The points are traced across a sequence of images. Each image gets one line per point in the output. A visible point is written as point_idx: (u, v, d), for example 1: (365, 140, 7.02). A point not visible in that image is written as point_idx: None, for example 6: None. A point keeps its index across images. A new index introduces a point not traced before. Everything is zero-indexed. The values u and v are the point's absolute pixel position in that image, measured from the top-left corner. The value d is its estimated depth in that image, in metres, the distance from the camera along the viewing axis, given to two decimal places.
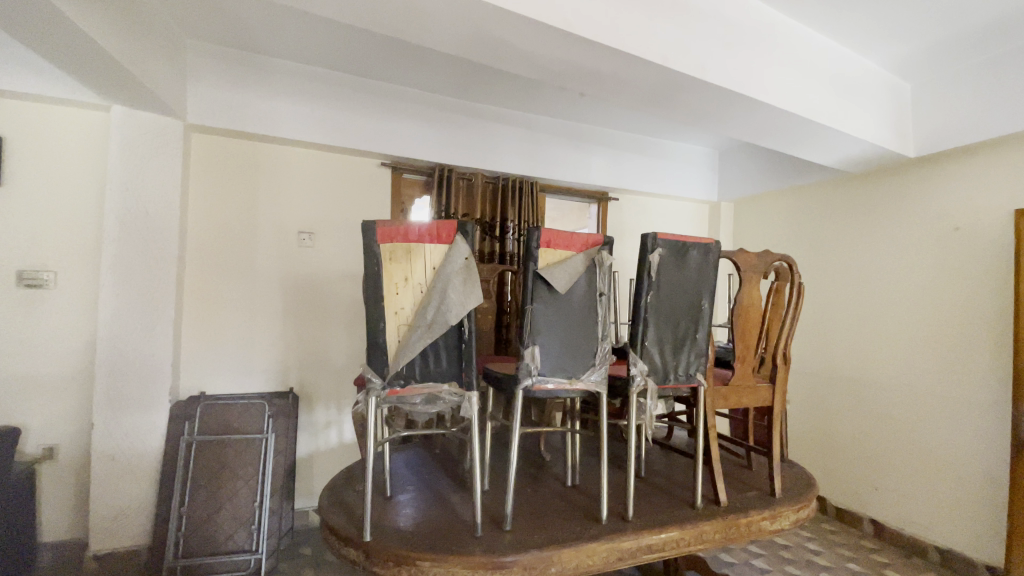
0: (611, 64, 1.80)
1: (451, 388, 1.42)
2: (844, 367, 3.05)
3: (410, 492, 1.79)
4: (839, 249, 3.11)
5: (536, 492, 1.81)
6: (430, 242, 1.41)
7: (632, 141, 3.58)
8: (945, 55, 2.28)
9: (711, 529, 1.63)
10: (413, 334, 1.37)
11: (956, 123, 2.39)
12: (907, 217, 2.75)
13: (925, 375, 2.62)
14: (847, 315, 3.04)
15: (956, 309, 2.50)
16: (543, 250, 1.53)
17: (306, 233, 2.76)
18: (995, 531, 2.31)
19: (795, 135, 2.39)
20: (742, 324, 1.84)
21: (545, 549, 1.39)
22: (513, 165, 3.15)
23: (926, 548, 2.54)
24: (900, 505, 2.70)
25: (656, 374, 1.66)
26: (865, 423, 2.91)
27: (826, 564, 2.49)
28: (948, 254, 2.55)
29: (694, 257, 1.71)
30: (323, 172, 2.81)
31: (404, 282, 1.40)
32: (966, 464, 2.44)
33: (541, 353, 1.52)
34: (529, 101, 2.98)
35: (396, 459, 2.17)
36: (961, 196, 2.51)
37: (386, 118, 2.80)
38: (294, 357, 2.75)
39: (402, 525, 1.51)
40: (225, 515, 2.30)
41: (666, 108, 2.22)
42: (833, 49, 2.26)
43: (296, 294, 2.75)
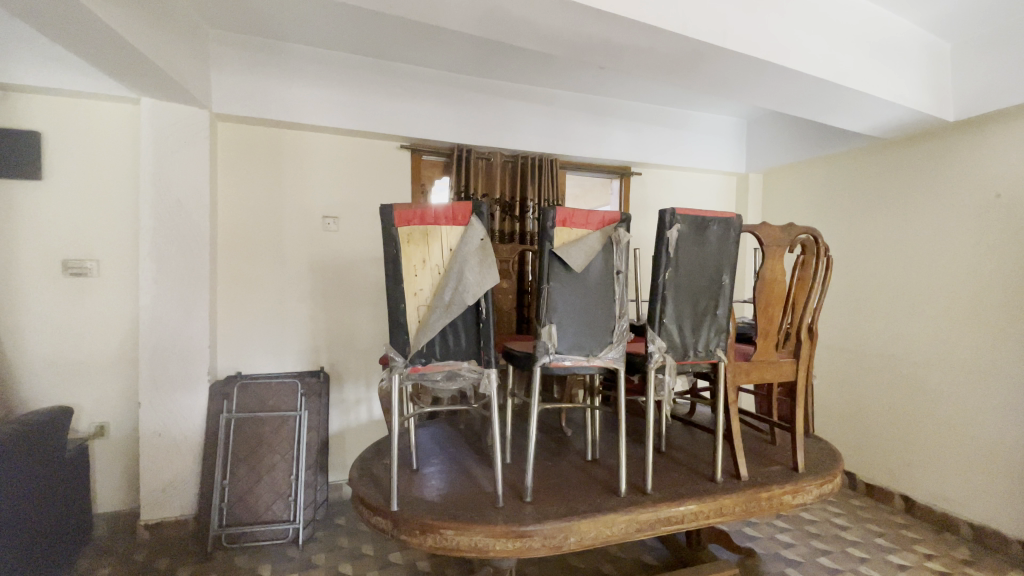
0: (629, 36, 1.75)
1: (471, 364, 1.45)
2: (877, 342, 2.97)
3: (436, 465, 1.86)
4: (873, 220, 3.00)
5: (557, 466, 1.85)
6: (447, 224, 1.44)
7: (656, 113, 3.49)
8: (992, 9, 2.13)
9: (732, 502, 1.64)
10: (432, 315, 1.40)
11: (1001, 83, 2.24)
12: (947, 185, 2.62)
13: (962, 351, 2.54)
14: (881, 289, 2.95)
15: (997, 281, 2.40)
16: (559, 229, 1.54)
17: (330, 217, 2.82)
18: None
19: (824, 102, 2.30)
20: (764, 298, 1.80)
21: (565, 520, 1.43)
22: (532, 142, 3.12)
23: (958, 524, 2.51)
24: (935, 482, 2.64)
25: (674, 350, 1.66)
26: (899, 399, 2.84)
27: (853, 538, 2.48)
28: (991, 222, 2.43)
29: (714, 233, 1.69)
30: (345, 156, 2.84)
31: (422, 264, 1.43)
32: (1005, 440, 2.37)
33: (558, 331, 1.54)
34: (548, 75, 2.92)
35: (422, 434, 2.24)
36: (1005, 161, 2.38)
37: (404, 99, 2.80)
38: (323, 338, 2.84)
39: (428, 496, 1.58)
40: (264, 486, 2.43)
41: (689, 78, 2.16)
42: (867, 10, 2.14)
43: (324, 277, 2.83)
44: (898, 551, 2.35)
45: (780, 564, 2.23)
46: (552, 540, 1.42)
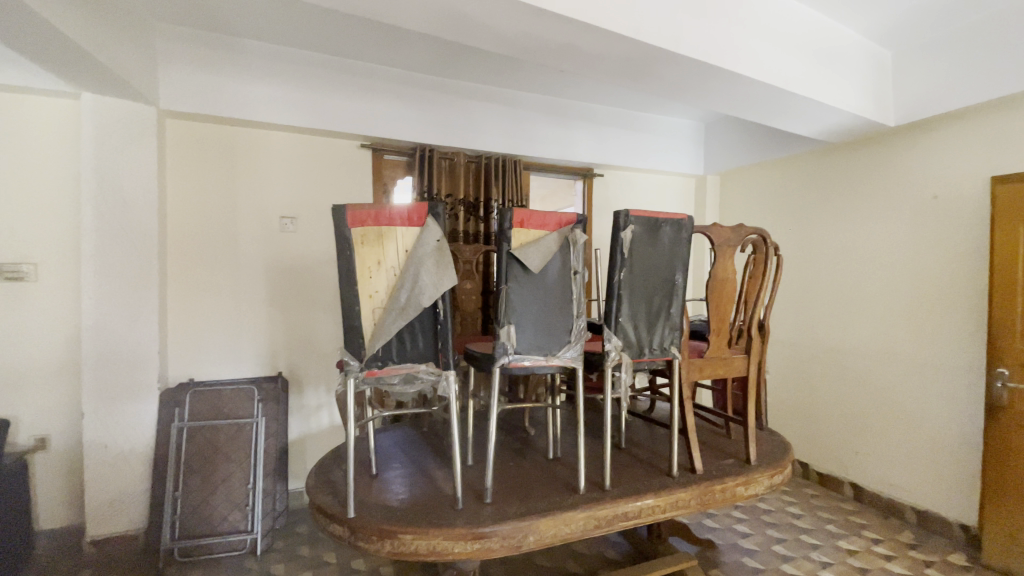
0: (585, 39, 1.78)
1: (429, 367, 1.44)
2: (827, 337, 3.11)
3: (397, 468, 1.84)
4: (822, 220, 3.13)
5: (519, 465, 1.86)
6: (403, 225, 1.42)
7: (617, 116, 3.55)
8: (924, 22, 2.26)
9: (687, 496, 1.68)
10: (388, 317, 1.39)
11: (934, 91, 2.38)
12: (888, 187, 2.77)
13: (903, 344, 2.68)
14: (829, 287, 3.09)
15: (935, 277, 2.53)
16: (517, 230, 1.55)
17: (288, 218, 2.75)
18: (974, 494, 2.37)
19: (774, 106, 2.39)
20: (716, 297, 1.85)
21: (524, 519, 1.44)
22: (495, 143, 3.13)
23: (902, 509, 2.65)
24: (883, 470, 2.77)
25: (630, 349, 1.69)
26: (848, 391, 2.97)
27: (806, 526, 2.58)
28: (928, 222, 2.57)
29: (667, 233, 1.73)
30: (303, 155, 2.78)
31: (377, 266, 1.40)
32: (942, 428, 2.51)
33: (517, 332, 1.55)
34: (510, 77, 2.93)
35: (384, 438, 2.20)
36: (940, 164, 2.52)
37: (364, 98, 2.76)
38: (282, 342, 2.76)
39: (387, 501, 1.56)
40: (220, 497, 2.35)
41: (646, 82, 2.21)
42: (812, 19, 2.24)
43: (282, 279, 2.75)
44: (847, 537, 2.47)
45: (737, 554, 2.31)
46: (511, 541, 1.42)
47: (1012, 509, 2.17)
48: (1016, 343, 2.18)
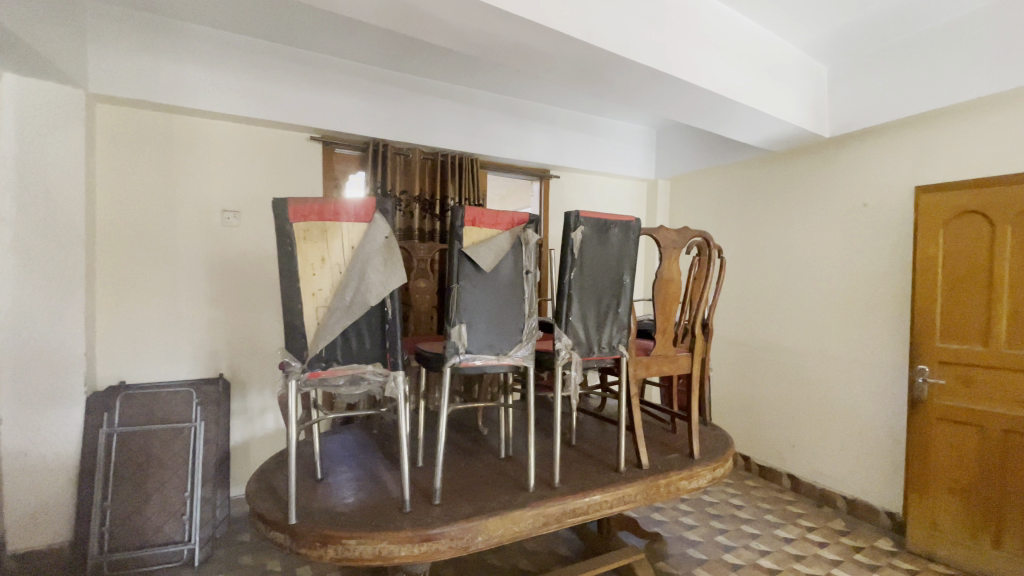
0: (538, 40, 1.79)
1: (376, 367, 1.41)
2: (767, 336, 3.26)
3: (344, 472, 1.79)
4: (764, 224, 3.29)
5: (470, 465, 1.85)
6: (349, 221, 1.38)
7: (573, 118, 3.60)
8: (856, 40, 2.41)
9: (634, 491, 1.72)
10: (331, 316, 1.35)
11: (864, 106, 2.54)
12: (823, 194, 2.93)
13: (836, 342, 2.85)
14: (769, 288, 3.25)
15: (865, 280, 2.70)
16: (468, 228, 1.54)
17: (230, 211, 2.62)
18: (899, 483, 2.54)
19: (721, 114, 2.49)
20: (662, 297, 1.91)
21: (473, 520, 1.43)
22: (452, 140, 3.10)
23: (834, 497, 2.81)
24: (818, 461, 2.93)
25: (580, 348, 1.72)
26: (787, 387, 3.13)
27: (747, 516, 2.70)
28: (858, 229, 2.74)
29: (616, 235, 1.77)
30: (248, 146, 2.66)
31: (321, 263, 1.36)
32: (870, 421, 2.68)
33: (468, 331, 1.54)
34: (467, 75, 2.91)
35: (332, 441, 2.14)
36: (869, 174, 2.70)
37: (314, 89, 2.67)
38: (224, 342, 2.63)
39: (332, 506, 1.52)
40: (153, 507, 2.21)
41: (598, 86, 2.25)
42: (756, 32, 2.35)
43: (225, 277, 2.62)
44: (784, 525, 2.60)
45: (683, 546, 2.38)
46: (459, 542, 1.41)
47: (933, 497, 2.33)
48: (936, 342, 2.33)
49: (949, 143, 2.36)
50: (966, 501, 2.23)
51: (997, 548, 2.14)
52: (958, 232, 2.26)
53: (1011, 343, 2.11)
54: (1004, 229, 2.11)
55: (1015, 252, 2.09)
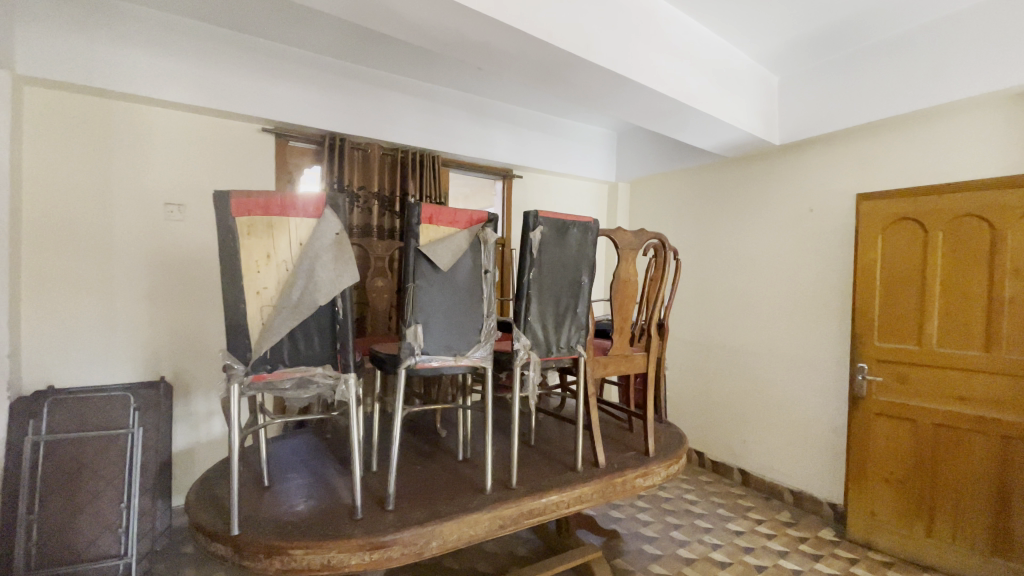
0: (498, 37, 1.77)
1: (326, 370, 1.36)
2: (720, 336, 3.37)
3: (294, 479, 1.72)
4: (718, 228, 3.39)
5: (426, 469, 1.81)
6: (296, 216, 1.32)
7: (535, 119, 3.61)
8: (804, 52, 2.51)
9: (590, 490, 1.73)
10: (277, 317, 1.28)
11: (810, 115, 2.66)
12: (773, 200, 3.05)
13: (784, 342, 2.96)
14: (723, 288, 3.35)
15: (811, 282, 2.82)
16: (425, 226, 1.50)
17: (174, 205, 2.48)
18: (840, 475, 2.67)
19: (678, 120, 2.54)
20: (619, 297, 1.92)
21: (427, 525, 1.40)
22: (413, 137, 3.04)
23: (782, 491, 2.93)
24: (767, 456, 3.04)
25: (538, 348, 1.71)
26: (738, 385, 3.24)
27: (700, 511, 2.78)
28: (805, 233, 2.86)
29: (574, 235, 1.77)
30: (194, 136, 2.52)
31: (266, 260, 1.30)
32: (814, 417, 2.80)
33: (424, 331, 1.50)
34: (429, 70, 2.87)
35: (283, 446, 2.06)
36: (815, 181, 2.82)
37: (266, 79, 2.56)
38: (167, 343, 2.49)
39: (280, 515, 1.45)
40: (84, 520, 2.05)
41: (559, 87, 2.26)
42: (711, 40, 2.41)
43: (168, 274, 2.48)
44: (735, 519, 2.69)
45: (639, 542, 2.42)
46: (413, 548, 1.37)
47: (871, 489, 2.46)
48: (874, 341, 2.46)
49: (886, 153, 2.50)
50: (902, 491, 2.36)
51: (929, 535, 2.27)
52: (895, 237, 2.39)
53: (941, 343, 2.25)
54: (936, 235, 2.25)
55: (944, 257, 2.23)
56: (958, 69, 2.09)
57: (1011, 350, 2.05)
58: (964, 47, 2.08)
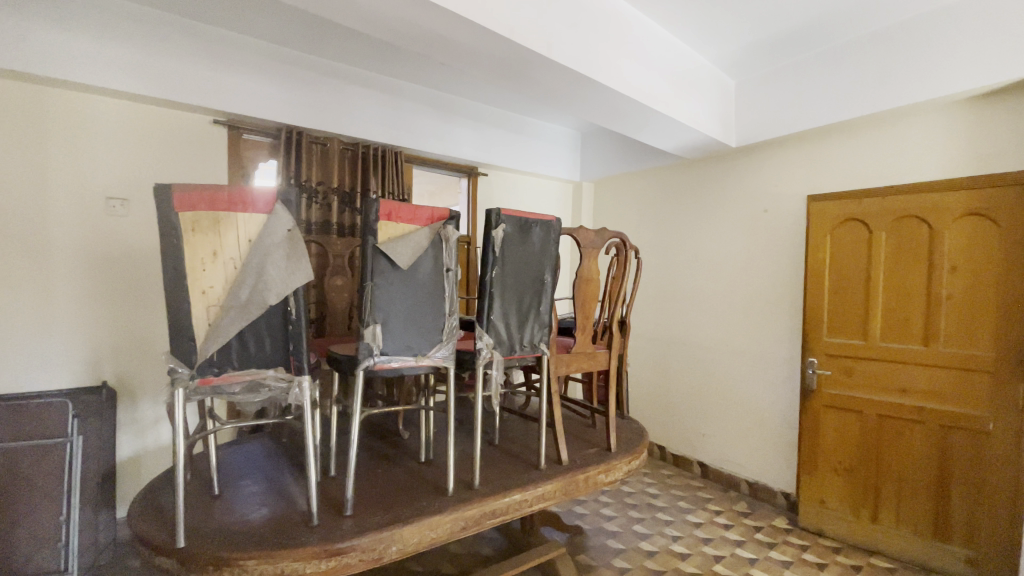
0: (460, 32, 1.75)
1: (278, 372, 1.31)
2: (680, 333, 3.44)
3: (246, 485, 1.65)
4: (678, 227, 3.46)
5: (387, 471, 1.77)
6: (244, 211, 1.26)
7: (500, 117, 3.59)
8: (759, 57, 2.59)
9: (553, 488, 1.73)
10: (225, 316, 1.23)
11: (765, 119, 2.75)
12: (729, 200, 3.14)
13: (739, 338, 3.06)
14: (682, 287, 3.43)
15: (765, 280, 2.92)
16: (384, 223, 1.45)
17: (116, 199, 2.34)
18: (793, 465, 2.78)
19: (639, 121, 2.58)
20: (582, 295, 1.94)
21: (387, 530, 1.36)
22: (374, 132, 2.98)
23: (739, 482, 3.02)
24: (724, 449, 3.14)
25: (501, 347, 1.70)
26: (697, 381, 3.33)
27: (661, 504, 2.84)
28: (759, 233, 2.96)
29: (537, 234, 1.77)
30: (139, 127, 2.38)
31: (212, 257, 1.23)
32: (768, 411, 2.90)
33: (383, 332, 1.46)
34: (391, 64, 2.81)
35: (236, 452, 1.97)
36: (769, 183, 2.92)
37: (218, 68, 2.44)
38: (109, 345, 2.34)
39: (230, 524, 1.39)
40: (20, 535, 1.92)
41: (523, 85, 2.25)
42: (670, 43, 2.46)
43: (110, 273, 2.33)
44: (694, 511, 2.76)
45: (602, 537, 2.45)
46: (372, 553, 1.34)
47: (822, 478, 2.57)
48: (824, 337, 2.57)
49: (834, 156, 2.62)
50: (850, 480, 2.47)
51: (875, 520, 2.39)
52: (843, 237, 2.50)
53: (884, 338, 2.37)
54: (880, 236, 2.37)
55: (887, 256, 2.35)
56: (900, 77, 2.20)
57: (946, 344, 2.18)
58: (905, 57, 2.19)
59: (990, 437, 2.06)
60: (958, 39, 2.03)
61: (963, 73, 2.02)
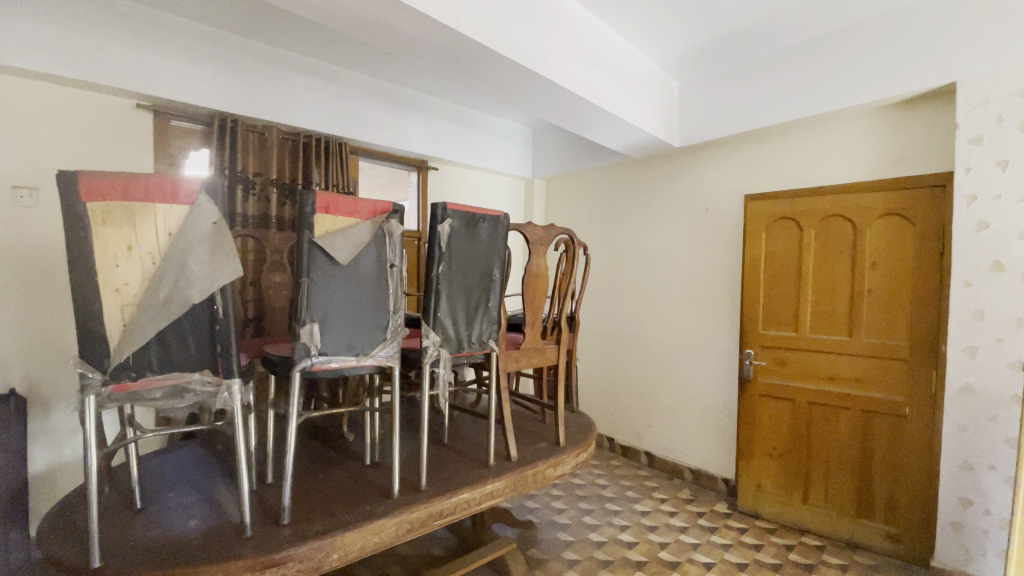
0: (404, 20, 1.69)
1: (204, 376, 1.23)
2: (627, 327, 3.53)
3: (174, 497, 1.54)
4: (626, 224, 3.54)
5: (329, 475, 1.71)
6: (164, 202, 1.17)
7: (450, 110, 3.54)
8: (700, 59, 2.68)
9: (502, 484, 1.72)
10: (142, 316, 1.14)
11: (706, 120, 2.85)
12: (673, 198, 3.24)
13: (682, 331, 3.17)
14: (629, 282, 3.51)
15: (706, 276, 3.03)
16: (321, 216, 1.39)
17: (24, 187, 2.11)
18: (732, 452, 2.91)
19: (587, 119, 2.61)
20: (531, 290, 1.93)
21: (327, 536, 1.31)
22: (317, 122, 2.85)
23: (682, 470, 3.13)
24: (670, 439, 3.24)
25: (448, 344, 1.67)
26: (643, 373, 3.42)
27: (610, 495, 2.90)
28: (700, 230, 3.07)
29: (484, 230, 1.75)
30: (50, 109, 2.16)
31: (126, 252, 1.13)
32: (709, 401, 3.02)
33: (321, 330, 1.40)
34: (334, 51, 2.70)
35: (164, 461, 1.84)
36: (709, 182, 3.03)
37: (142, 48, 2.25)
38: (16, 349, 2.12)
39: (153, 539, 1.29)
40: None
41: (471, 79, 2.22)
42: (617, 42, 2.50)
43: (15, 269, 2.10)
44: (642, 499, 2.84)
45: (553, 530, 2.47)
46: (311, 562, 1.28)
47: (758, 462, 2.71)
48: (760, 329, 2.70)
49: (769, 157, 2.75)
50: (784, 464, 2.61)
51: (806, 500, 2.54)
52: (777, 235, 2.63)
53: (814, 330, 2.51)
54: (810, 233, 2.51)
55: (817, 252, 2.49)
56: (828, 84, 2.34)
57: (869, 335, 2.34)
58: (834, 65, 2.32)
59: (907, 420, 2.23)
60: (882, 49, 2.17)
61: (884, 82, 2.16)
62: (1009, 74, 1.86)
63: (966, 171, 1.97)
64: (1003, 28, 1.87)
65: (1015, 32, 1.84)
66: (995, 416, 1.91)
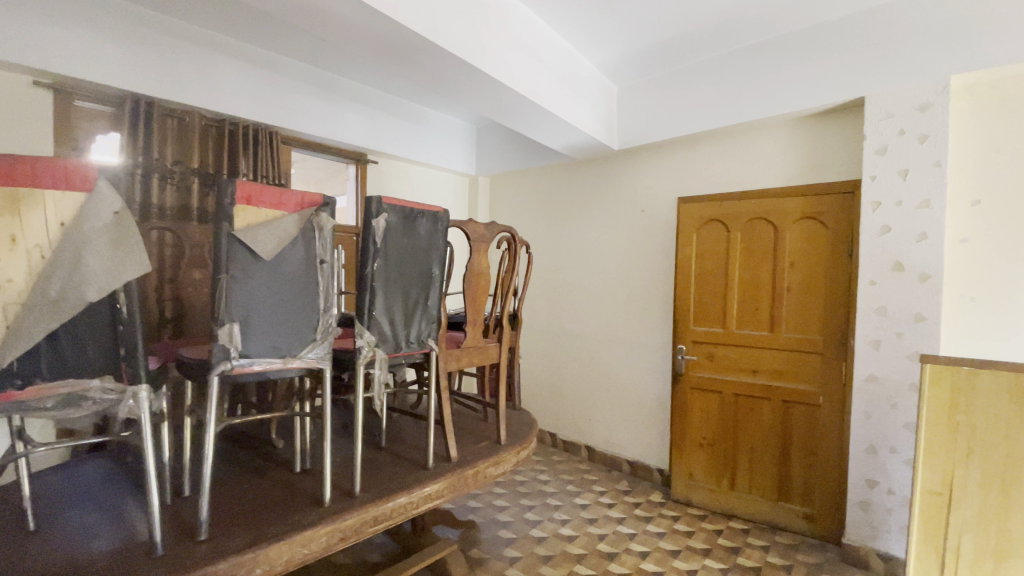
0: (337, 5, 1.62)
1: (105, 382, 1.12)
2: (568, 324, 3.58)
3: (74, 516, 1.39)
4: (567, 222, 3.59)
5: (256, 485, 1.61)
6: (55, 187, 1.03)
7: (390, 103, 3.44)
8: (639, 65, 2.75)
9: (441, 486, 1.69)
10: (28, 315, 1.02)
11: (642, 123, 2.94)
12: (612, 198, 3.31)
13: (620, 328, 3.25)
14: (570, 280, 3.57)
15: (643, 274, 3.13)
16: (242, 207, 1.30)
17: None
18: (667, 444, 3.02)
19: (528, 118, 2.62)
20: (473, 288, 1.90)
21: (250, 551, 1.22)
22: (245, 109, 2.68)
23: (621, 462, 3.23)
24: (608, 432, 3.33)
25: (384, 343, 1.61)
26: (584, 369, 3.49)
27: (552, 490, 2.94)
28: (637, 230, 3.17)
29: (422, 226, 1.70)
30: None
31: (8, 244, 1.01)
32: (645, 394, 3.12)
33: (243, 331, 1.31)
34: (265, 34, 2.54)
35: (64, 477, 1.66)
36: (646, 183, 3.13)
37: (38, 17, 2.01)
38: None
39: (46, 563, 1.16)
40: None
41: (412, 72, 2.17)
42: (557, 42, 2.53)
43: None
44: (582, 493, 2.90)
45: (495, 528, 2.46)
46: None
47: (691, 453, 2.83)
48: (692, 325, 2.82)
49: (700, 161, 2.88)
50: (713, 453, 2.75)
51: (733, 487, 2.68)
52: (708, 236, 2.76)
53: (739, 326, 2.66)
54: (737, 235, 2.65)
55: (743, 252, 2.64)
56: (755, 94, 2.48)
57: (788, 330, 2.50)
58: (759, 76, 2.46)
59: (820, 408, 2.40)
60: (802, 64, 2.33)
61: (803, 94, 2.32)
62: (909, 91, 2.05)
63: (873, 179, 2.14)
64: (904, 50, 2.05)
65: (915, 54, 2.02)
66: (896, 402, 2.09)
